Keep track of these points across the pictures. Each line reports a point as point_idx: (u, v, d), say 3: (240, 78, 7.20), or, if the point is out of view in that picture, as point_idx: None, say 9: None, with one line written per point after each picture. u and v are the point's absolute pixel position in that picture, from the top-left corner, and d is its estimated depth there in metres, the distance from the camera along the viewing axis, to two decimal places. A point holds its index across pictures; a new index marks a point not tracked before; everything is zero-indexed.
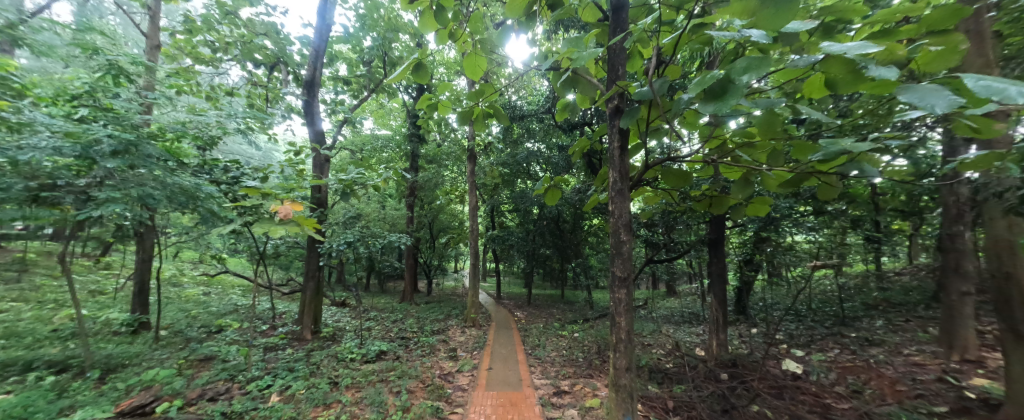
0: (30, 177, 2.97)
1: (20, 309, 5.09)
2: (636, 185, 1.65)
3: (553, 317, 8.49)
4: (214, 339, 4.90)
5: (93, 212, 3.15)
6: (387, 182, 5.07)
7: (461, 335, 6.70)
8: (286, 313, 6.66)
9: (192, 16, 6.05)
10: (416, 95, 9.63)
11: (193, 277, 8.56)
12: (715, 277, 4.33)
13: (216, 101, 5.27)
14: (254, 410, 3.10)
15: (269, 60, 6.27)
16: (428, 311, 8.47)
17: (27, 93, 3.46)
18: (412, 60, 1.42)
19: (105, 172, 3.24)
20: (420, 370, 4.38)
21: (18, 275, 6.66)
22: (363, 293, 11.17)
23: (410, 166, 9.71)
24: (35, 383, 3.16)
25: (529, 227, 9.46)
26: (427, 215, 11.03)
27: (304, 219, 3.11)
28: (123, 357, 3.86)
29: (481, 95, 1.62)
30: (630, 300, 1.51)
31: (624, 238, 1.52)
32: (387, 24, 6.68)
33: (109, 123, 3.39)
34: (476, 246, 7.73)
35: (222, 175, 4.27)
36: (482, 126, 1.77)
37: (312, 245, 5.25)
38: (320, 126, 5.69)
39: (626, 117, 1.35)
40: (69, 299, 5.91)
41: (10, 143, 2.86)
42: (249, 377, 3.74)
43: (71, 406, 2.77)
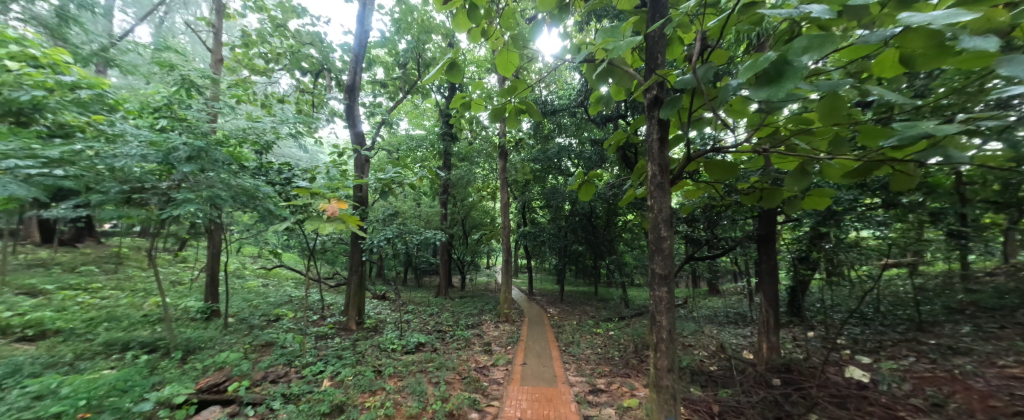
0: (123, 181, 3.46)
1: (117, 296, 5.90)
2: (677, 179, 1.57)
3: (587, 315, 8.36)
4: (273, 327, 5.39)
5: (173, 211, 3.57)
6: (422, 180, 5.25)
7: (495, 330, 6.81)
8: (333, 304, 7.15)
9: (249, 32, 6.64)
10: (448, 94, 9.86)
11: (253, 269, 9.44)
12: (765, 275, 4.04)
13: (269, 108, 5.74)
14: (309, 393, 3.38)
15: (314, 67, 6.71)
16: (462, 306, 8.69)
17: (119, 108, 4.00)
18: (446, 60, 1.44)
19: (182, 175, 3.67)
20: (457, 362, 4.54)
21: (116, 266, 7.72)
22: (401, 287, 11.68)
23: (443, 164, 9.97)
24: (132, 361, 3.66)
25: (560, 223, 9.36)
26: (460, 212, 11.27)
27: (348, 216, 3.33)
28: (200, 340, 4.36)
29: (513, 92, 1.60)
30: (671, 299, 1.44)
31: (664, 233, 1.45)
32: (420, 26, 6.88)
33: (183, 132, 3.82)
34: (508, 242, 7.78)
35: (276, 176, 4.66)
36: (514, 123, 1.76)
37: (355, 240, 5.57)
38: (361, 127, 5.99)
39: (666, 108, 1.29)
40: (155, 288, 6.77)
41: (110, 152, 3.33)
42: (304, 362, 4.07)
43: (162, 382, 3.18)
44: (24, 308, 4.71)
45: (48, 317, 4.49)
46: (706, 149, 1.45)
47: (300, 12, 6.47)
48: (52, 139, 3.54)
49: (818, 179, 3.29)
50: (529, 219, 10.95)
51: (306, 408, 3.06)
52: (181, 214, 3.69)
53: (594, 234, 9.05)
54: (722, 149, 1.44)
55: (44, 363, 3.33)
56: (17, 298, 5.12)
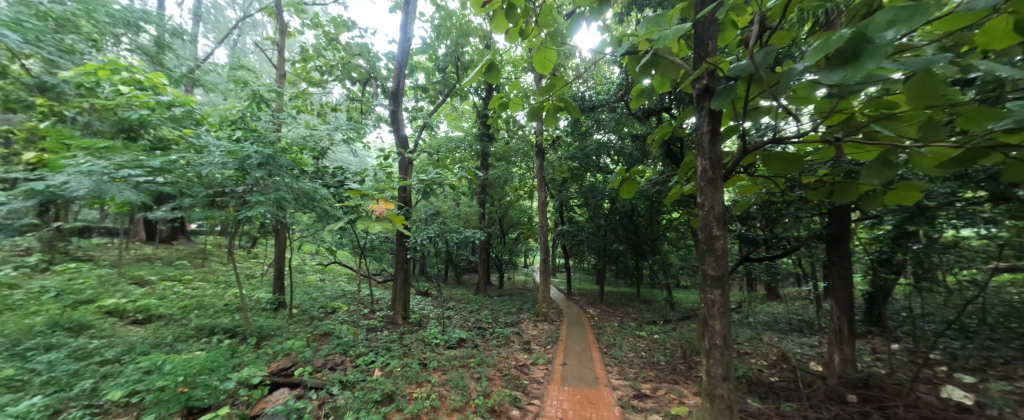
0: (209, 186, 4.00)
1: (204, 287, 6.76)
2: (731, 174, 1.45)
3: (630, 316, 8.08)
4: (330, 318, 5.85)
5: (247, 213, 3.99)
6: (461, 180, 5.41)
7: (534, 329, 6.81)
8: (382, 299, 7.59)
9: (307, 48, 7.28)
10: (485, 95, 10.03)
11: (311, 265, 10.33)
12: (836, 279, 3.62)
13: (323, 116, 6.23)
14: (363, 381, 3.62)
15: (362, 76, 7.17)
16: (501, 304, 8.80)
17: (204, 122, 4.60)
18: (485, 61, 1.47)
19: (254, 180, 4.10)
20: (498, 359, 4.62)
21: (202, 260, 8.86)
22: (443, 284, 12.11)
23: (481, 164, 10.16)
24: (218, 344, 4.18)
25: (600, 222, 9.11)
26: (498, 211, 11.44)
27: (395, 216, 3.53)
28: (270, 328, 4.86)
29: (551, 90, 1.58)
30: (726, 302, 1.34)
31: (717, 232, 1.35)
32: (458, 31, 7.07)
33: (254, 142, 4.26)
34: (546, 241, 7.73)
35: (331, 180, 5.04)
36: (552, 121, 1.74)
37: (400, 239, 5.86)
38: (404, 131, 6.28)
39: (718, 98, 1.20)
40: (233, 280, 7.66)
41: (198, 162, 3.82)
42: (358, 352, 4.37)
43: (241, 364, 3.60)
44: (135, 295, 5.58)
45: (153, 304, 5.27)
46: (764, 141, 1.34)
47: (350, 26, 6.97)
48: (155, 152, 4.20)
49: (904, 170, 2.88)
50: (567, 218, 10.81)
51: (360, 395, 3.28)
52: (254, 215, 4.13)
53: (636, 233, 8.72)
54: (784, 140, 1.32)
55: (151, 343, 3.91)
56: (130, 287, 6.06)
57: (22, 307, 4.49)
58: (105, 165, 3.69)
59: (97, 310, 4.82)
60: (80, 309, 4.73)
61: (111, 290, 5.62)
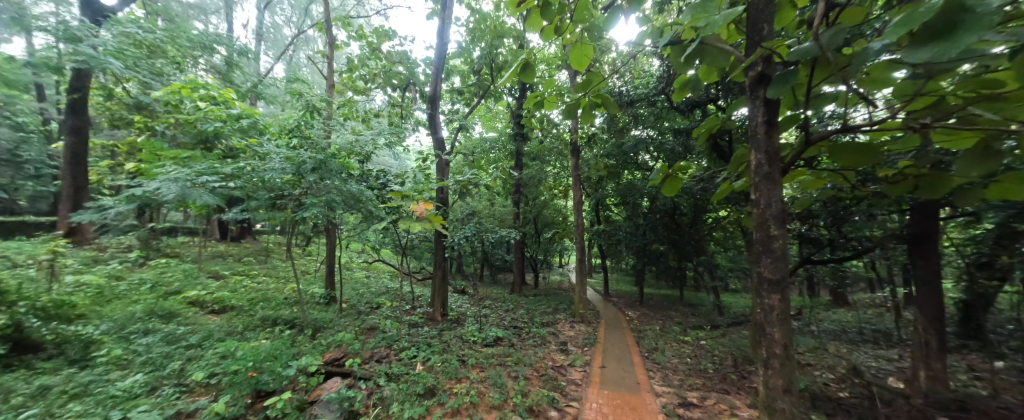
0: (271, 190, 4.41)
1: (267, 281, 7.45)
2: (789, 168, 1.32)
3: (673, 320, 7.70)
4: (375, 313, 6.19)
5: (303, 214, 4.33)
6: (496, 180, 5.48)
7: (571, 330, 6.70)
8: (422, 297, 7.88)
9: (352, 58, 7.76)
10: (519, 95, 10.06)
11: (358, 263, 10.99)
12: (922, 285, 3.17)
13: (367, 122, 6.59)
14: (406, 374, 3.78)
15: (403, 82, 7.51)
16: (537, 304, 8.78)
17: (266, 131, 5.07)
18: (519, 61, 1.46)
19: (309, 184, 4.44)
20: (535, 359, 4.62)
21: (265, 257, 9.78)
22: (479, 282, 12.33)
23: (515, 163, 10.21)
24: (279, 334, 4.60)
25: (639, 221, 8.78)
26: (532, 211, 11.43)
27: (433, 216, 3.66)
28: (323, 321, 5.24)
29: (587, 87, 1.55)
30: (786, 308, 1.21)
31: (774, 232, 1.23)
32: (493, 33, 7.18)
33: (308, 148, 4.62)
34: (583, 241, 7.58)
35: (375, 182, 5.32)
36: (589, 118, 1.70)
37: (438, 239, 6.03)
38: (441, 134, 6.43)
39: (776, 86, 1.10)
40: (291, 275, 8.37)
41: (262, 168, 4.23)
42: (401, 346, 4.57)
43: (300, 353, 3.93)
44: (212, 288, 6.29)
45: (226, 296, 5.90)
46: (831, 130, 1.20)
47: (391, 35, 7.33)
48: (226, 160, 4.70)
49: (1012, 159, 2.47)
50: (603, 217, 10.53)
51: (404, 388, 3.42)
52: (308, 216, 4.47)
53: (679, 232, 8.25)
54: (855, 129, 1.18)
55: (226, 331, 4.38)
56: (207, 280, 6.84)
57: (126, 296, 5.23)
58: (188, 172, 4.21)
59: (182, 300, 5.49)
60: (169, 299, 5.42)
61: (193, 283, 6.38)
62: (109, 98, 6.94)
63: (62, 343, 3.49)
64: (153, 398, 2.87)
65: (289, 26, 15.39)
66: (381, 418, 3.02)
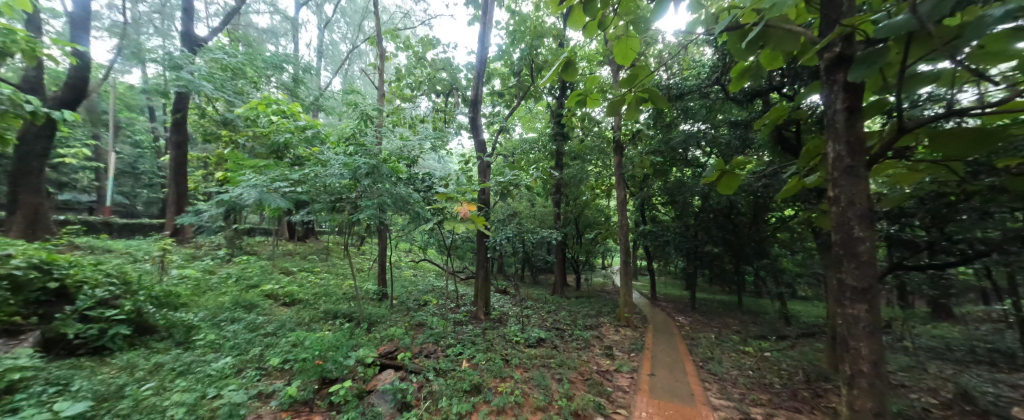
0: (331, 194, 4.80)
1: (328, 277, 8.13)
2: (876, 160, 1.15)
3: (730, 328, 7.12)
4: (423, 310, 6.47)
5: (359, 215, 4.67)
6: (537, 180, 5.46)
7: (616, 334, 6.46)
8: (465, 295, 8.10)
9: (400, 68, 8.23)
10: (560, 94, 9.97)
11: (406, 261, 11.57)
12: None
13: (414, 128, 6.93)
14: (453, 370, 3.91)
15: (446, 88, 7.81)
16: (580, 306, 8.61)
17: (326, 140, 5.54)
18: (561, 59, 1.43)
19: (363, 188, 4.77)
20: (579, 363, 4.53)
21: (326, 255, 10.70)
22: (521, 283, 12.39)
23: (556, 163, 10.12)
24: (339, 326, 5.00)
25: (690, 221, 8.26)
26: (573, 211, 11.23)
27: (477, 217, 3.77)
28: (377, 315, 5.59)
29: (633, 82, 1.47)
30: (878, 321, 1.05)
31: (859, 233, 1.07)
32: (533, 33, 7.20)
33: (363, 154, 4.98)
34: (628, 243, 7.30)
35: (421, 185, 5.55)
36: (634, 114, 1.62)
37: (480, 239, 6.14)
38: (482, 136, 6.52)
39: (859, 68, 0.97)
40: (348, 272, 9.06)
41: (324, 173, 4.64)
42: (447, 343, 4.73)
43: (358, 344, 4.24)
44: (283, 283, 7.00)
45: (294, 290, 6.54)
46: (932, 115, 1.02)
47: (435, 43, 7.64)
48: (295, 167, 5.22)
49: None
50: (650, 217, 10.05)
51: (452, 383, 3.54)
52: (363, 218, 4.80)
53: (736, 233, 7.60)
54: (966, 112, 0.99)
55: (296, 322, 4.86)
56: (279, 275, 7.63)
57: (217, 288, 6.03)
58: (264, 179, 4.75)
59: (260, 292, 6.19)
60: (250, 292, 6.14)
61: (267, 278, 7.16)
62: (203, 116, 8.07)
63: (171, 326, 4.10)
64: (240, 378, 3.26)
65: (344, 43, 16.73)
66: (431, 411, 3.15)
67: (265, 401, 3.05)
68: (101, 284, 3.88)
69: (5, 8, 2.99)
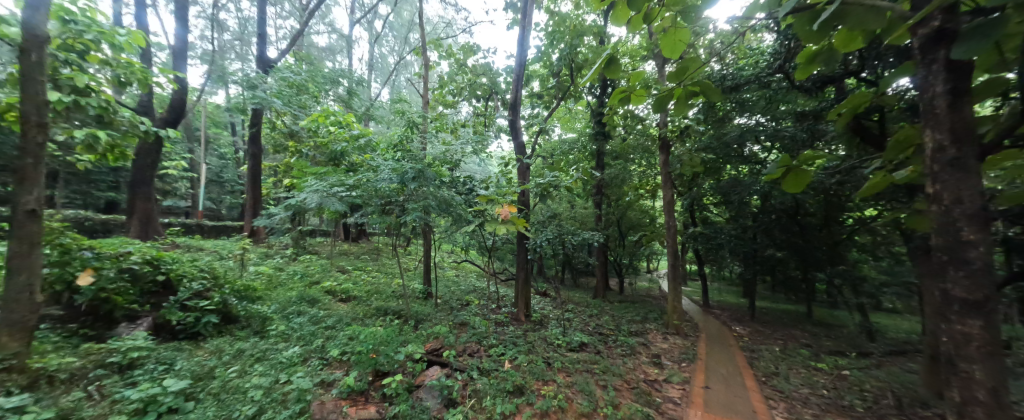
0: (381, 197, 5.11)
1: (378, 276, 8.66)
2: (990, 151, 0.96)
3: (798, 341, 6.43)
4: (465, 310, 6.62)
5: (407, 217, 4.93)
6: (578, 181, 5.35)
7: (664, 342, 6.11)
8: (506, 296, 8.17)
9: (442, 75, 8.57)
10: (601, 92, 9.73)
11: (449, 262, 11.95)
12: None
13: (456, 132, 7.15)
14: (496, 370, 3.96)
15: (486, 92, 7.97)
16: (624, 311, 8.29)
17: (376, 146, 5.92)
18: (603, 57, 1.36)
19: (410, 191, 5.01)
20: (624, 370, 4.37)
21: (376, 255, 11.40)
22: (561, 285, 12.22)
23: (597, 163, 9.88)
24: (389, 322, 5.28)
25: (747, 222, 7.62)
26: (616, 212, 10.85)
27: (517, 219, 3.80)
28: (423, 314, 5.83)
29: (682, 76, 1.37)
30: (998, 342, 0.87)
31: (970, 237, 0.88)
32: (572, 32, 7.11)
33: (409, 159, 5.23)
34: (676, 245, 6.90)
35: (463, 188, 5.71)
36: (684, 110, 1.51)
37: (521, 241, 6.15)
38: (522, 138, 6.53)
39: (968, 42, 0.81)
40: (396, 271, 9.56)
41: (375, 178, 4.96)
42: (489, 343, 4.80)
43: (407, 340, 4.46)
44: (339, 280, 7.57)
45: (349, 287, 7.04)
46: None
47: (475, 50, 7.84)
48: (350, 173, 5.64)
49: None
50: (700, 219, 9.41)
51: (495, 383, 3.58)
52: (410, 220, 5.03)
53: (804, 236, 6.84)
54: None
55: (351, 317, 5.22)
56: (335, 273, 8.26)
57: (285, 284, 6.67)
58: (325, 185, 5.19)
59: (320, 289, 6.74)
60: (312, 288, 6.72)
61: (326, 275, 7.79)
62: (274, 130, 9.03)
63: (250, 316, 4.60)
64: (306, 367, 3.57)
65: (392, 55, 17.83)
66: (476, 409, 3.22)
67: (327, 389, 3.30)
68: (196, 277, 4.47)
69: (126, 45, 3.59)
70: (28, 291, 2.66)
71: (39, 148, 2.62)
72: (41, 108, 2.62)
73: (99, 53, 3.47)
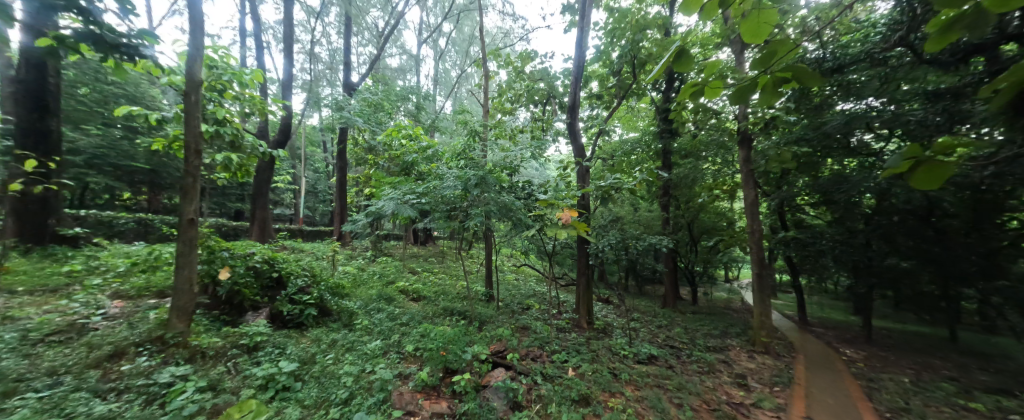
0: (446, 203, 5.43)
1: (444, 277, 9.16)
2: None
3: (936, 373, 5.21)
4: (527, 314, 6.66)
5: (471, 222, 5.15)
6: (643, 183, 4.98)
7: (750, 361, 5.43)
8: (567, 302, 8.03)
9: (501, 84, 8.82)
10: (667, 87, 9.10)
11: (509, 265, 12.15)
12: None
13: (514, 138, 7.30)
14: (559, 377, 3.90)
15: (544, 97, 8.01)
16: (698, 323, 7.57)
17: (441, 155, 6.30)
18: (674, 48, 1.12)
19: (473, 198, 5.23)
20: (702, 389, 3.99)
21: (442, 258, 12.04)
22: (626, 292, 11.60)
23: (663, 163, 9.23)
24: (455, 322, 5.55)
25: (856, 226, 6.44)
26: (687, 215, 10.01)
27: (578, 223, 3.69)
28: (486, 315, 6.01)
29: (770, 62, 1.18)
30: None
31: None
32: (634, 27, 6.79)
33: (471, 166, 5.47)
34: (762, 253, 6.12)
35: (522, 192, 5.82)
36: (774, 99, 1.31)
37: (582, 245, 6.01)
38: (581, 141, 6.38)
39: None
40: (460, 273, 10.01)
41: (442, 186, 5.29)
42: (552, 348, 4.75)
43: (473, 340, 4.63)
44: (410, 281, 8.17)
45: (419, 287, 7.57)
46: None
47: (533, 56, 7.94)
48: (419, 181, 6.09)
49: None
50: (793, 222, 8.22)
51: (560, 390, 3.53)
52: (473, 224, 5.27)
53: (941, 243, 5.54)
54: None
55: (422, 315, 5.59)
56: (407, 274, 8.93)
57: (366, 283, 7.42)
58: (398, 193, 5.67)
59: (395, 288, 7.36)
60: (389, 287, 7.36)
61: (398, 276, 8.47)
62: (356, 145, 10.19)
63: (340, 310, 5.20)
64: (385, 359, 3.91)
65: (454, 69, 18.96)
66: (542, 415, 3.19)
67: (405, 381, 3.56)
68: (299, 275, 5.20)
69: (249, 82, 4.35)
70: (190, 282, 3.37)
71: (196, 170, 3.30)
72: (197, 139, 3.29)
73: (233, 90, 4.28)
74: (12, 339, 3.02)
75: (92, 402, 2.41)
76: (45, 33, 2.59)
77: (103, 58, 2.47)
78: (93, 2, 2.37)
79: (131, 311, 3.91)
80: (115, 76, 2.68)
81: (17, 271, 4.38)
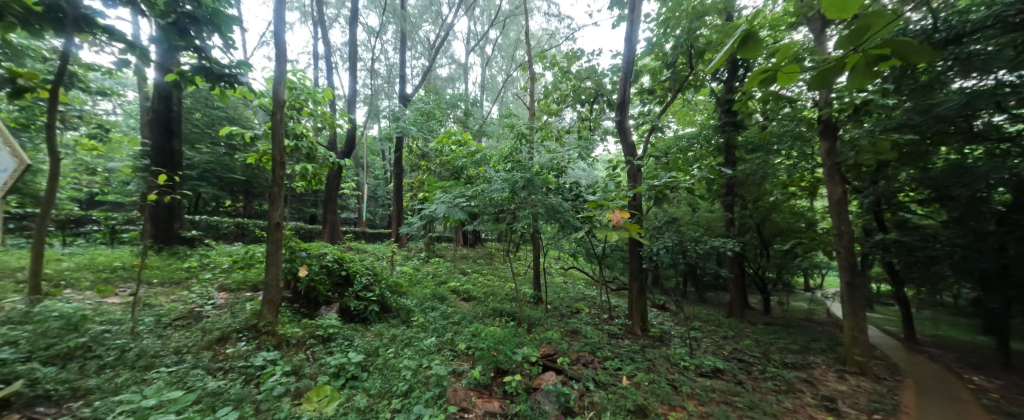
0: (495, 206, 5.54)
1: (493, 279, 9.32)
2: None
3: None
4: (576, 318, 6.52)
5: (519, 224, 5.19)
6: (702, 182, 4.60)
7: (840, 383, 4.73)
8: (619, 307, 7.70)
9: (547, 86, 8.78)
10: (728, 76, 8.36)
11: (557, 268, 11.99)
12: None
13: (560, 139, 7.23)
14: (614, 385, 3.77)
15: (591, 96, 7.84)
16: (772, 336, 6.80)
17: (488, 159, 6.44)
18: (738, 32, 1.00)
19: (520, 201, 5.26)
20: (779, 409, 3.58)
21: (490, 259, 12.26)
22: (685, 299, 10.82)
23: (725, 159, 8.49)
24: (504, 324, 5.62)
25: (983, 227, 5.31)
26: (755, 216, 9.07)
27: (631, 224, 3.54)
28: (535, 318, 5.98)
29: (860, 38, 1.01)
30: None
31: None
32: (689, 16, 6.37)
33: (519, 169, 5.53)
34: (853, 258, 5.32)
35: (570, 194, 5.73)
36: (865, 81, 1.13)
37: (634, 248, 5.73)
38: (632, 139, 6.10)
39: None
40: (508, 275, 10.11)
41: (490, 189, 5.41)
42: (604, 355, 4.59)
43: (522, 342, 4.65)
44: (461, 281, 8.42)
45: (469, 288, 7.79)
46: None
47: (579, 55, 7.81)
48: (468, 185, 6.31)
49: None
50: (893, 222, 7.04)
51: (614, 399, 3.40)
52: (521, 226, 5.32)
53: None
54: None
55: (472, 316, 5.73)
56: (458, 275, 9.23)
57: (421, 282, 7.82)
58: (449, 197, 5.90)
59: (447, 288, 7.65)
60: (441, 287, 7.68)
61: (449, 276, 8.79)
62: (410, 153, 10.86)
63: (399, 307, 5.53)
64: (441, 356, 4.08)
65: (500, 74, 19.39)
66: None
67: (458, 378, 3.67)
68: (363, 274, 5.64)
69: (321, 99, 4.86)
70: (277, 279, 3.83)
71: (281, 179, 3.75)
72: (281, 152, 3.75)
73: (307, 108, 4.81)
74: (150, 322, 3.69)
75: (205, 379, 2.84)
76: (172, 70, 3.15)
77: (211, 86, 2.95)
78: (205, 40, 2.84)
79: (233, 302, 4.57)
80: (221, 101, 3.18)
81: (152, 267, 5.35)
